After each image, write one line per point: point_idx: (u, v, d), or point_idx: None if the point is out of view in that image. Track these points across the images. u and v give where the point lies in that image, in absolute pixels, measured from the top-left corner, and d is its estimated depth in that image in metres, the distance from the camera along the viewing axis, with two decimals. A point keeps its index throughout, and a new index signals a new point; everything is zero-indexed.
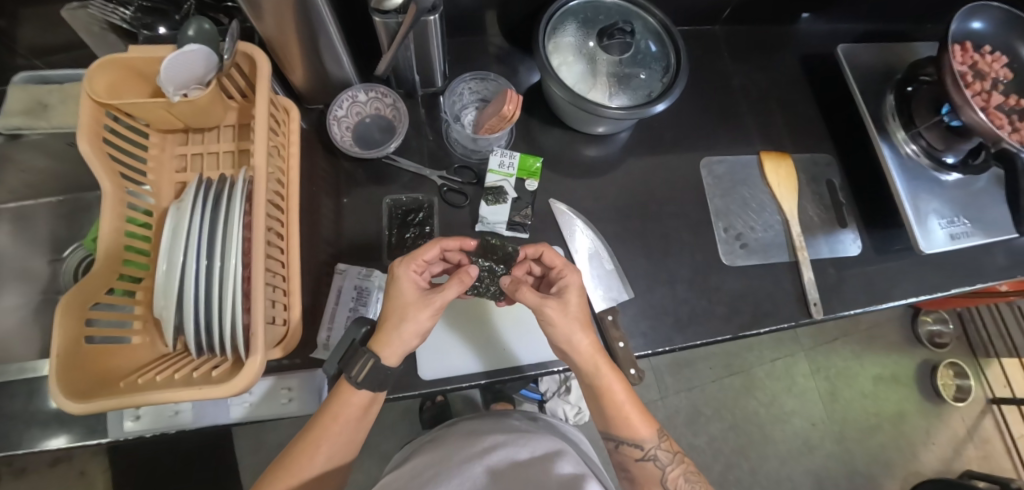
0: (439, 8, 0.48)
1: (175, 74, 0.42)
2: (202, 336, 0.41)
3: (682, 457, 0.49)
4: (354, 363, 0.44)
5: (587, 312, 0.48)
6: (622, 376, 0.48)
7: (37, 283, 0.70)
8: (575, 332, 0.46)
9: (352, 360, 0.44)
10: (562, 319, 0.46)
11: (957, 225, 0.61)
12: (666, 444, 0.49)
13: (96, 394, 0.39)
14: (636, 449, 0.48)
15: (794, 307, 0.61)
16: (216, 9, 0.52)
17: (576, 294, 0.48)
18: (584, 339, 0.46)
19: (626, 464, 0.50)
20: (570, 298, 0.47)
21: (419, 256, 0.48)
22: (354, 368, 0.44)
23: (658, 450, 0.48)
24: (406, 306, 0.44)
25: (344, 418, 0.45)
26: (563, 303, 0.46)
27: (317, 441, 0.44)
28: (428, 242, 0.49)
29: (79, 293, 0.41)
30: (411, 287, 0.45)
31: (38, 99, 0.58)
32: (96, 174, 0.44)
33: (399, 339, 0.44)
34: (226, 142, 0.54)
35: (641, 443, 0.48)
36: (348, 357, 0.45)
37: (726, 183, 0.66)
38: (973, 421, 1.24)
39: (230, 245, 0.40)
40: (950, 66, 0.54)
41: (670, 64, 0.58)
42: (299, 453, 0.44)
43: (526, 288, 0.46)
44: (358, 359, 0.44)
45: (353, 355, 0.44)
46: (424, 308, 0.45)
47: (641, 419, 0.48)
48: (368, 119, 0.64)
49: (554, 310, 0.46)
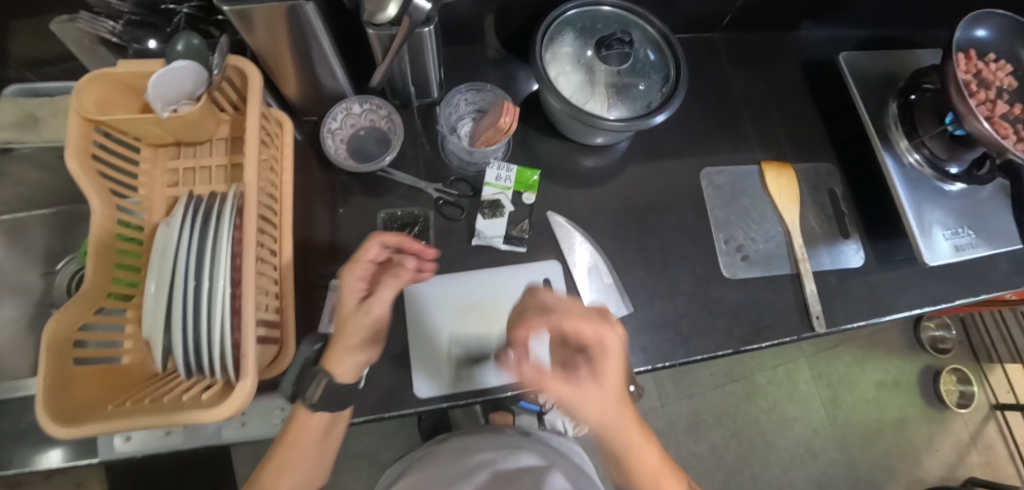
0: (433, 19, 0.47)
1: (163, 90, 0.42)
2: (192, 359, 0.40)
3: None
4: (308, 385, 0.44)
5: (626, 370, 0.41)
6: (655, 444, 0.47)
7: (31, 296, 0.69)
8: (614, 408, 0.40)
9: (306, 381, 0.45)
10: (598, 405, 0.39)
11: (961, 236, 0.60)
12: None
13: (84, 418, 0.39)
14: None
15: (796, 320, 0.60)
16: (207, 21, 0.51)
17: (613, 366, 0.40)
18: (624, 411, 0.41)
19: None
20: (607, 371, 0.39)
21: (358, 261, 0.44)
22: (310, 390, 0.44)
23: None
24: (346, 319, 0.44)
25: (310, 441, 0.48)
26: (595, 387, 0.39)
27: (279, 467, 0.47)
28: (365, 241, 0.45)
29: (66, 313, 0.40)
30: (349, 295, 0.44)
31: (28, 112, 0.58)
32: (85, 191, 0.44)
33: (344, 352, 0.44)
34: (218, 156, 0.54)
35: None
36: (304, 377, 0.45)
37: (726, 193, 0.65)
38: (976, 427, 1.23)
39: (219, 267, 0.39)
40: (954, 74, 0.54)
41: (669, 73, 0.57)
42: (265, 475, 0.47)
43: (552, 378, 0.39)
44: (311, 380, 0.44)
45: (308, 377, 0.45)
46: (361, 319, 0.44)
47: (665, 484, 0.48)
48: (362, 132, 0.62)
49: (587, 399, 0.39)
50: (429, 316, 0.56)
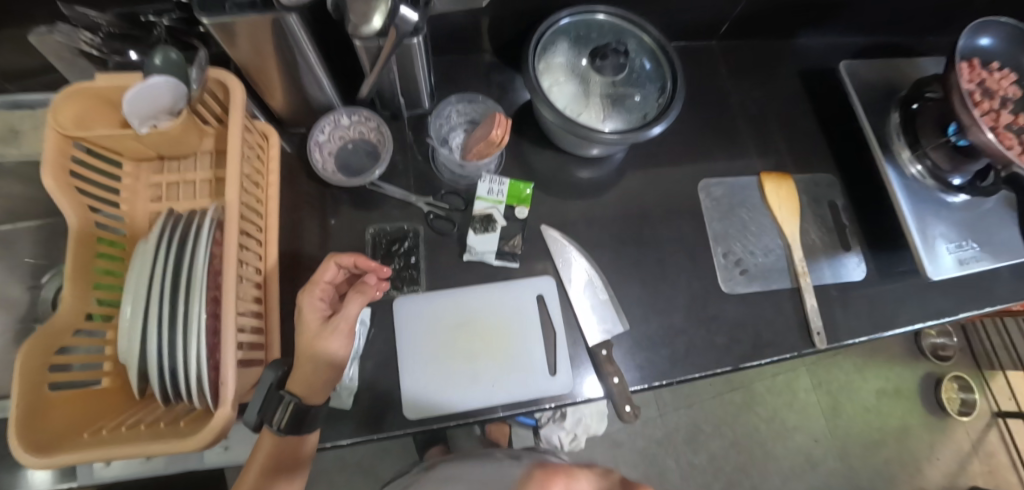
0: (422, 30, 0.46)
1: (139, 106, 0.40)
2: (170, 385, 0.39)
3: None
4: (273, 409, 0.40)
5: None
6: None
7: (16, 310, 0.67)
8: None
9: (271, 405, 0.40)
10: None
11: (965, 250, 0.58)
12: None
13: (57, 447, 0.37)
14: None
15: (797, 337, 0.58)
16: (189, 33, 0.50)
17: None
18: None
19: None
20: None
21: (318, 281, 0.45)
22: (277, 413, 0.40)
23: None
24: (311, 339, 0.42)
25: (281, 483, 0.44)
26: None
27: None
28: (323, 262, 0.46)
29: (42, 338, 0.39)
30: (314, 317, 0.44)
31: (10, 126, 0.57)
32: (62, 209, 0.42)
33: (311, 367, 0.41)
34: (202, 170, 0.52)
35: None
36: (266, 404, 0.40)
37: (724, 206, 0.64)
38: (978, 435, 1.22)
39: (197, 290, 0.38)
40: (957, 84, 0.52)
41: (665, 84, 0.55)
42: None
43: None
44: (278, 403, 0.40)
45: (272, 400, 0.40)
46: (331, 333, 0.43)
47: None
48: (350, 144, 0.61)
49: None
50: (417, 336, 0.55)
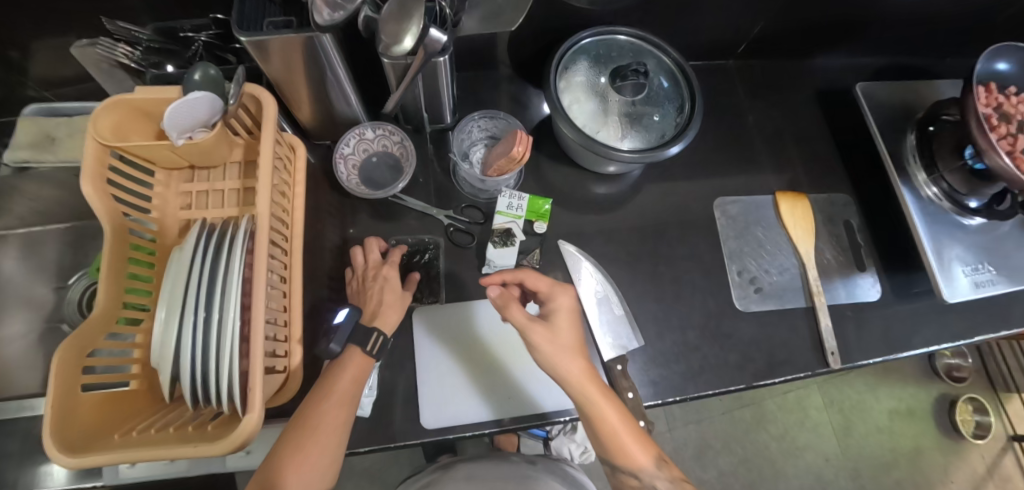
0: (449, 49, 0.47)
1: (180, 121, 0.42)
2: (199, 389, 0.40)
3: (682, 483, 0.47)
4: (366, 339, 0.48)
5: (578, 336, 0.48)
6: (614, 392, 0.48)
7: (42, 311, 0.68)
8: (563, 357, 0.45)
9: (361, 337, 0.48)
10: (551, 345, 0.46)
11: (981, 273, 0.58)
12: (667, 471, 0.47)
13: (90, 447, 0.38)
14: (633, 479, 0.47)
15: (811, 356, 0.58)
16: (224, 48, 0.52)
17: (564, 318, 0.48)
18: (573, 366, 0.45)
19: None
20: (559, 321, 0.48)
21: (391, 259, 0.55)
22: (370, 342, 0.48)
23: (657, 479, 0.46)
24: (394, 295, 0.52)
25: (339, 414, 0.43)
26: (550, 330, 0.47)
27: (303, 433, 0.42)
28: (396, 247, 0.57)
29: (77, 340, 0.40)
30: (395, 280, 0.54)
31: (46, 132, 0.60)
32: (99, 215, 0.44)
33: (395, 313, 0.51)
34: (231, 179, 0.54)
35: (639, 472, 0.46)
36: (355, 334, 0.48)
37: (739, 224, 0.65)
38: (993, 459, 1.19)
39: (230, 298, 0.39)
40: (975, 108, 0.53)
41: (684, 103, 0.56)
42: (289, 451, 0.41)
43: (516, 305, 0.46)
44: (370, 334, 0.48)
45: (360, 334, 0.48)
46: (408, 294, 0.54)
47: (632, 438, 0.46)
48: (374, 157, 0.62)
49: (542, 337, 0.46)
50: (438, 346, 0.57)
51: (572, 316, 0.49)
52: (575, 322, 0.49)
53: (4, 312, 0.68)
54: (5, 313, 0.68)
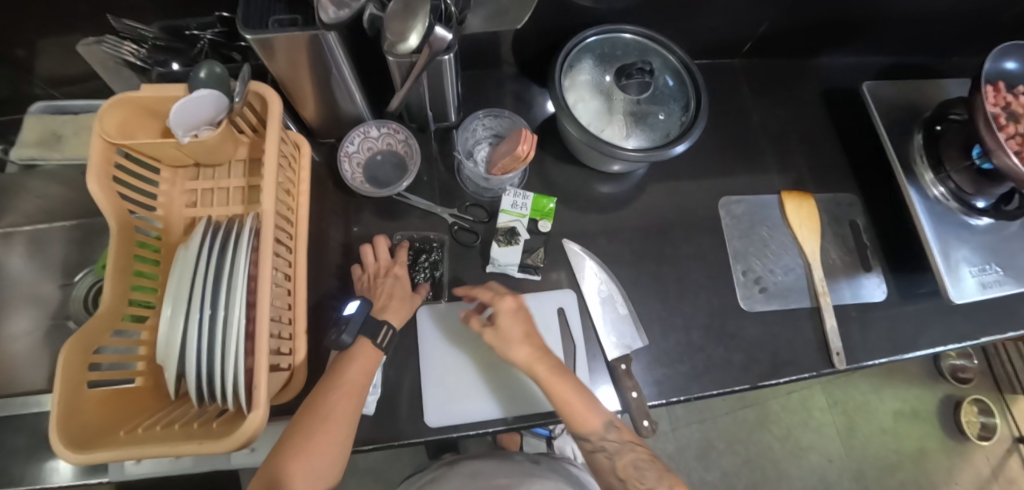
0: (454, 48, 0.46)
1: (184, 118, 0.42)
2: (204, 387, 0.40)
3: (634, 445, 0.50)
4: (378, 331, 0.49)
5: (527, 325, 0.51)
6: (573, 375, 0.49)
7: (47, 308, 0.68)
8: (511, 346, 0.49)
9: (373, 328, 0.49)
10: (497, 344, 0.50)
11: (988, 273, 0.58)
12: (619, 433, 0.49)
13: (95, 444, 0.38)
14: (586, 442, 0.49)
15: (816, 356, 0.58)
16: (230, 47, 0.52)
17: (510, 317, 0.51)
18: (520, 351, 0.49)
19: (603, 473, 0.51)
20: (504, 322, 0.50)
21: (399, 262, 0.56)
22: (381, 334, 0.49)
23: (607, 442, 0.49)
24: (403, 293, 0.53)
25: (348, 402, 0.44)
26: (497, 332, 0.50)
27: (312, 425, 0.42)
28: (400, 247, 0.57)
29: (83, 337, 0.40)
30: (405, 280, 0.55)
31: (52, 130, 0.60)
32: (105, 212, 0.44)
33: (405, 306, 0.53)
34: (236, 177, 0.54)
35: (588, 436, 0.48)
36: (367, 327, 0.48)
37: (744, 223, 0.64)
38: (998, 461, 1.19)
39: (236, 296, 0.39)
40: (983, 108, 0.52)
41: (689, 102, 0.56)
42: (296, 442, 0.41)
43: (473, 316, 0.53)
44: (381, 326, 0.49)
45: (371, 327, 0.49)
46: (417, 296, 0.55)
47: (584, 416, 0.47)
48: (379, 155, 0.62)
49: (490, 339, 0.51)
50: (444, 345, 0.57)
51: (518, 317, 0.51)
52: (522, 320, 0.51)
53: (10, 309, 0.68)
54: (11, 311, 0.68)
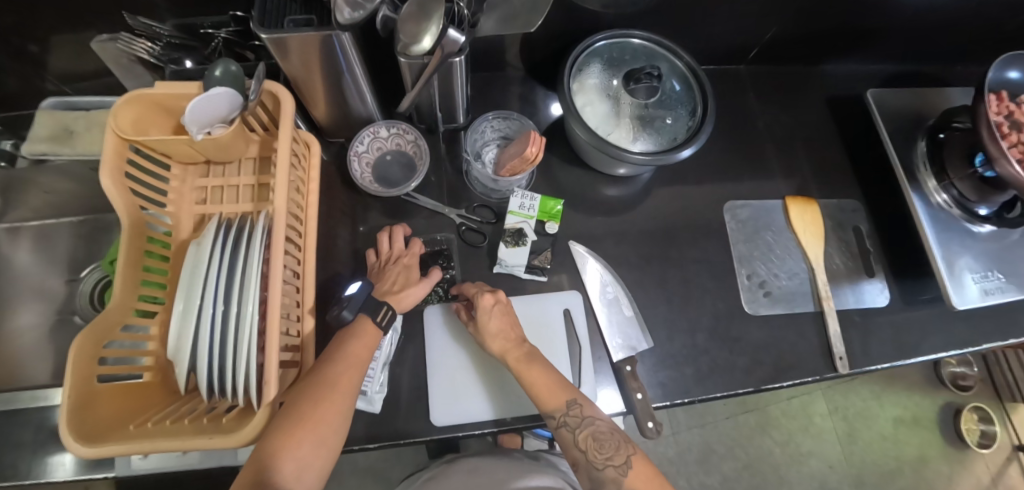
0: (465, 50, 0.47)
1: (200, 115, 0.42)
2: (215, 382, 0.40)
3: (596, 420, 0.48)
4: (377, 310, 0.48)
5: (506, 320, 0.52)
6: (544, 362, 0.51)
7: (54, 303, 0.69)
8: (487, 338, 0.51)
9: (372, 308, 0.48)
10: (479, 337, 0.52)
11: (990, 280, 0.58)
12: (577, 409, 0.48)
13: (106, 437, 0.39)
14: (550, 419, 0.48)
15: (820, 361, 0.59)
16: (244, 46, 0.52)
17: (495, 320, 0.52)
18: (494, 343, 0.51)
19: (567, 448, 0.48)
20: (487, 319, 0.51)
21: (405, 258, 0.56)
22: (381, 312, 0.49)
23: (568, 417, 0.47)
24: (409, 281, 0.54)
25: (351, 374, 0.44)
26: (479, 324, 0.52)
27: (316, 398, 0.41)
28: (416, 240, 0.57)
29: (94, 331, 0.41)
30: (414, 269, 0.55)
31: (64, 126, 0.60)
32: (116, 207, 0.44)
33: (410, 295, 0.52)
34: (247, 175, 0.54)
35: (549, 413, 0.48)
36: (367, 304, 0.49)
37: (749, 228, 0.65)
38: (997, 469, 1.19)
39: (248, 292, 0.39)
40: (986, 116, 0.53)
41: (696, 107, 0.56)
42: (300, 414, 0.40)
43: (462, 308, 0.55)
44: (381, 306, 0.49)
45: (372, 306, 0.49)
46: (424, 284, 0.54)
47: (546, 394, 0.48)
48: (388, 155, 0.63)
49: (474, 332, 0.53)
50: (456, 340, 0.57)
51: (501, 313, 0.52)
52: (500, 314, 0.52)
53: (17, 304, 0.68)
54: (18, 306, 0.68)
